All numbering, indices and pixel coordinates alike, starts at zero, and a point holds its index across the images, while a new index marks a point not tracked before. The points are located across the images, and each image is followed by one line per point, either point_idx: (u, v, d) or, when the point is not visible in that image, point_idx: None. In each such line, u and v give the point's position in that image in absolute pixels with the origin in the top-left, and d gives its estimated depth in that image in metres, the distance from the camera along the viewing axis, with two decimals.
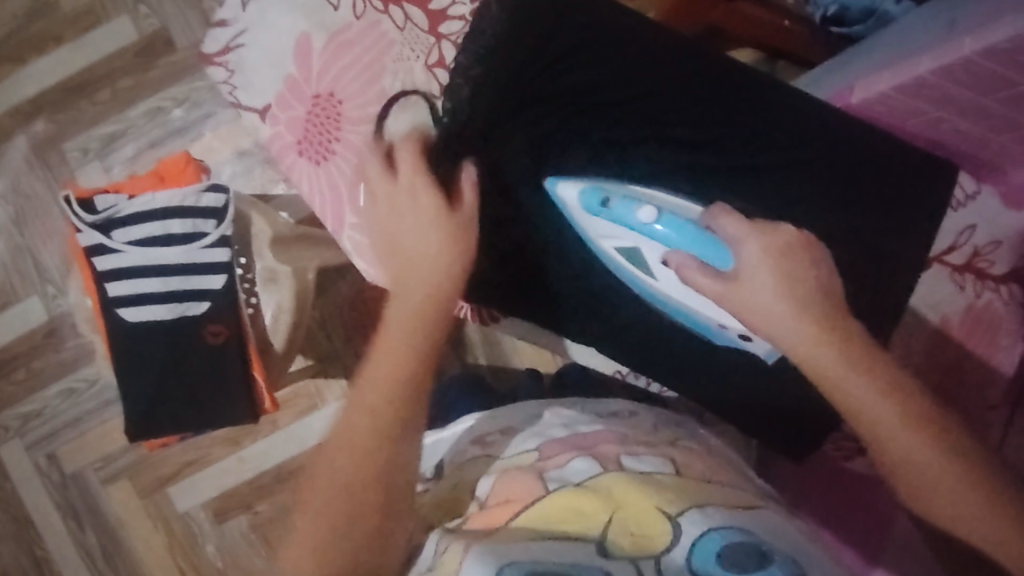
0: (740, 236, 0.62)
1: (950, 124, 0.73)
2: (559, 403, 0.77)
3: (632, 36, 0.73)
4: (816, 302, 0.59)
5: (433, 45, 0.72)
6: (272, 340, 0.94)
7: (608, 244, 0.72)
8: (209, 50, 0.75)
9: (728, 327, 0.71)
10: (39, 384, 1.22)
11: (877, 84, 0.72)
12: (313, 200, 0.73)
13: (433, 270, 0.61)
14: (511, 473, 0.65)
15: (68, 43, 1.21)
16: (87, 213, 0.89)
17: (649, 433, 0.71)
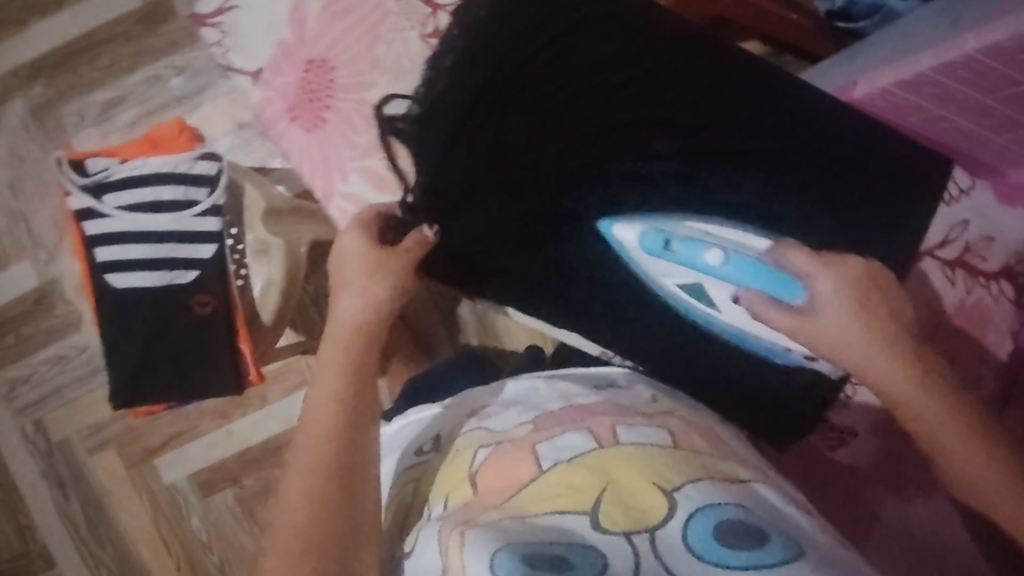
0: (808, 271, 0.65)
1: (950, 122, 0.73)
2: (560, 374, 0.78)
3: (630, 16, 0.70)
4: (900, 340, 0.60)
5: (430, 16, 0.71)
6: (261, 313, 0.93)
7: (670, 282, 0.75)
8: (203, 11, 0.75)
9: (793, 349, 0.73)
10: (29, 349, 1.22)
11: (880, 81, 0.71)
12: (301, 167, 0.73)
13: (364, 301, 0.65)
14: (504, 448, 0.65)
15: (70, 7, 1.20)
16: (78, 175, 0.90)
17: (645, 403, 0.70)
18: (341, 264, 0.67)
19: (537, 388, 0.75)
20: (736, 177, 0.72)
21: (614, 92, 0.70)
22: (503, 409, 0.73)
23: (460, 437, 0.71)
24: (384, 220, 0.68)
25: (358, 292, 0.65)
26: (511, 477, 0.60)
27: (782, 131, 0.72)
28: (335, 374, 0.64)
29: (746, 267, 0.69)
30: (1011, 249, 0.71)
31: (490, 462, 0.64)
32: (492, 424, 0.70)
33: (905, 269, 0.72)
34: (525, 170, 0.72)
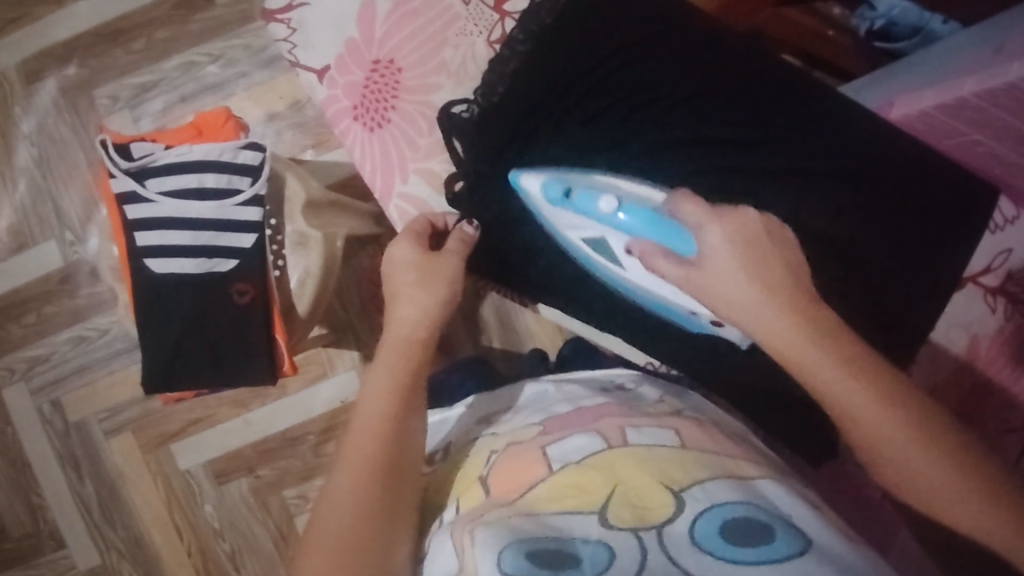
0: (699, 221, 0.59)
1: (987, 148, 0.74)
2: (567, 377, 0.80)
3: (691, 31, 0.69)
4: (781, 284, 0.55)
5: (498, 21, 0.69)
6: (296, 303, 0.94)
7: (574, 236, 0.68)
8: (272, 5, 0.71)
9: (698, 313, 0.67)
10: (50, 328, 1.22)
11: (919, 103, 0.73)
12: (363, 165, 0.71)
13: (415, 312, 0.66)
14: (515, 448, 0.67)
15: None
16: (122, 160, 0.89)
17: (652, 403, 0.71)
18: (393, 273, 0.67)
19: (546, 391, 0.76)
20: (793, 197, 0.70)
21: (672, 108, 0.69)
22: (515, 413, 0.74)
23: (473, 445, 0.72)
24: (430, 226, 0.68)
25: (412, 302, 0.66)
26: (524, 480, 0.62)
27: (839, 155, 0.71)
28: (388, 376, 0.63)
29: (643, 216, 0.62)
30: None
31: (500, 468, 0.65)
32: (502, 428, 0.72)
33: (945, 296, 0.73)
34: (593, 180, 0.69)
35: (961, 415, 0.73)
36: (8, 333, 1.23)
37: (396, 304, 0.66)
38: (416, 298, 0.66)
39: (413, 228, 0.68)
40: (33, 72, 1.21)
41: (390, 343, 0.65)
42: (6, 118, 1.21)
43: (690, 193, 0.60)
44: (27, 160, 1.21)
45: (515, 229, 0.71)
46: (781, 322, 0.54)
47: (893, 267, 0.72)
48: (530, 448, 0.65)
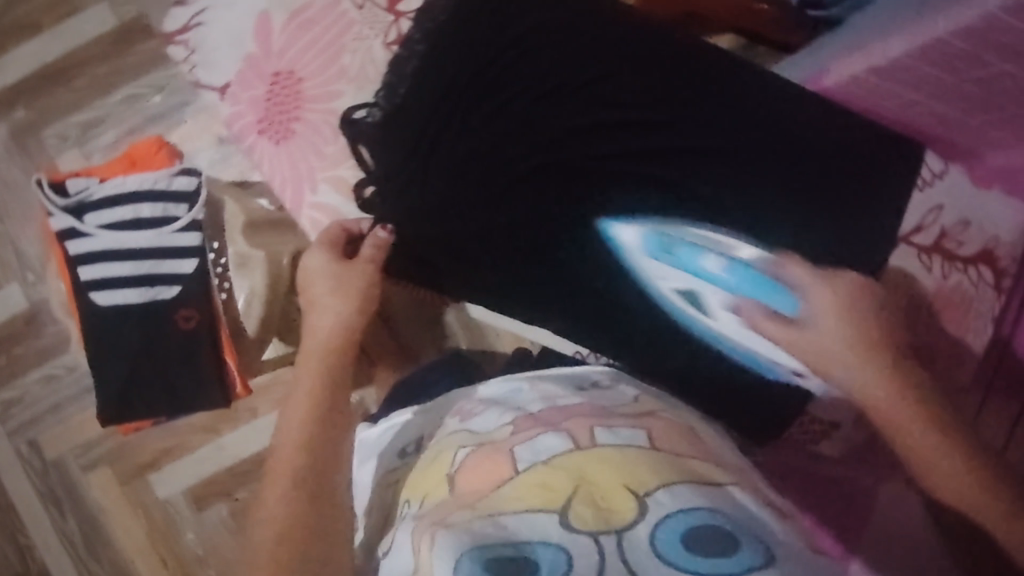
0: (803, 282, 0.68)
1: (926, 107, 0.73)
2: (544, 374, 0.75)
3: (590, 18, 0.69)
4: (870, 331, 0.65)
5: (393, 23, 0.71)
6: (245, 324, 0.93)
7: (665, 287, 0.73)
8: (172, 27, 0.77)
9: (780, 362, 0.72)
10: (20, 370, 1.22)
11: (851, 68, 0.72)
12: (271, 179, 0.73)
13: (331, 316, 0.68)
14: (484, 449, 0.62)
15: (48, 31, 1.21)
16: (58, 197, 0.90)
17: (625, 404, 0.68)
18: (308, 282, 0.70)
19: (521, 390, 0.72)
20: (711, 177, 0.71)
21: (575, 97, 0.69)
22: (486, 408, 0.70)
23: (439, 439, 0.68)
24: (343, 234, 0.70)
25: (327, 309, 0.68)
26: (485, 476, 0.58)
27: (753, 127, 0.70)
28: (310, 381, 0.65)
29: (748, 276, 0.70)
30: (985, 233, 0.73)
31: (467, 466, 0.60)
32: (474, 425, 0.67)
33: (875, 257, 0.73)
34: (507, 177, 0.69)
35: None
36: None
37: (314, 308, 0.69)
38: (329, 303, 0.68)
39: (333, 236, 0.70)
40: None
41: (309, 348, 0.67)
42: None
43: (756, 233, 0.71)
44: None
45: (433, 234, 0.69)
46: (869, 365, 0.63)
47: (820, 235, 0.72)
48: (501, 445, 0.61)
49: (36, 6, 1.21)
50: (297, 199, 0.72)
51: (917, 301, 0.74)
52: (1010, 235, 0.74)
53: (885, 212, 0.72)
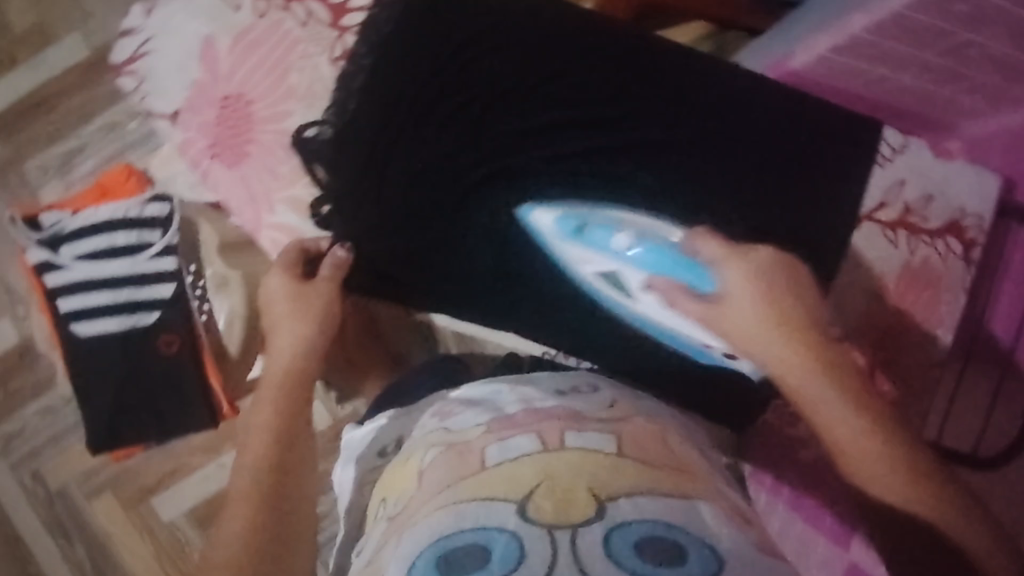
0: (718, 259, 0.64)
1: (890, 78, 0.80)
2: (526, 377, 0.71)
3: (534, 18, 0.70)
4: (791, 313, 0.61)
5: (337, 38, 0.71)
6: (228, 347, 0.91)
7: (586, 270, 0.72)
8: (116, 58, 0.75)
9: (712, 346, 0.70)
10: (18, 403, 1.19)
11: (818, 48, 0.79)
12: (229, 202, 0.73)
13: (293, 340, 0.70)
14: (452, 449, 0.60)
15: (22, 64, 1.16)
16: (34, 231, 0.91)
17: (599, 408, 0.64)
18: (271, 306, 0.71)
19: (500, 391, 0.67)
20: (665, 168, 0.71)
21: (523, 99, 0.70)
22: (461, 410, 0.66)
23: (415, 437, 0.66)
24: (302, 253, 0.71)
25: (289, 332, 0.70)
26: (451, 473, 0.57)
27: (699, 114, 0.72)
28: (272, 406, 0.67)
29: (659, 254, 0.67)
30: (950, 205, 0.74)
31: (434, 467, 0.59)
32: (451, 423, 0.64)
33: (839, 239, 0.73)
34: (461, 178, 0.69)
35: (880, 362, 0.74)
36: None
37: (277, 329, 0.70)
38: (287, 328, 0.70)
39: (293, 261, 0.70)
40: None
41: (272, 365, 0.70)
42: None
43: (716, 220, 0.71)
44: None
45: (389, 246, 0.70)
46: (797, 361, 0.59)
47: (774, 217, 0.72)
48: (473, 445, 0.59)
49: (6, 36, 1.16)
50: (252, 216, 0.72)
51: (885, 281, 0.74)
52: (975, 205, 0.74)
53: (835, 193, 0.73)
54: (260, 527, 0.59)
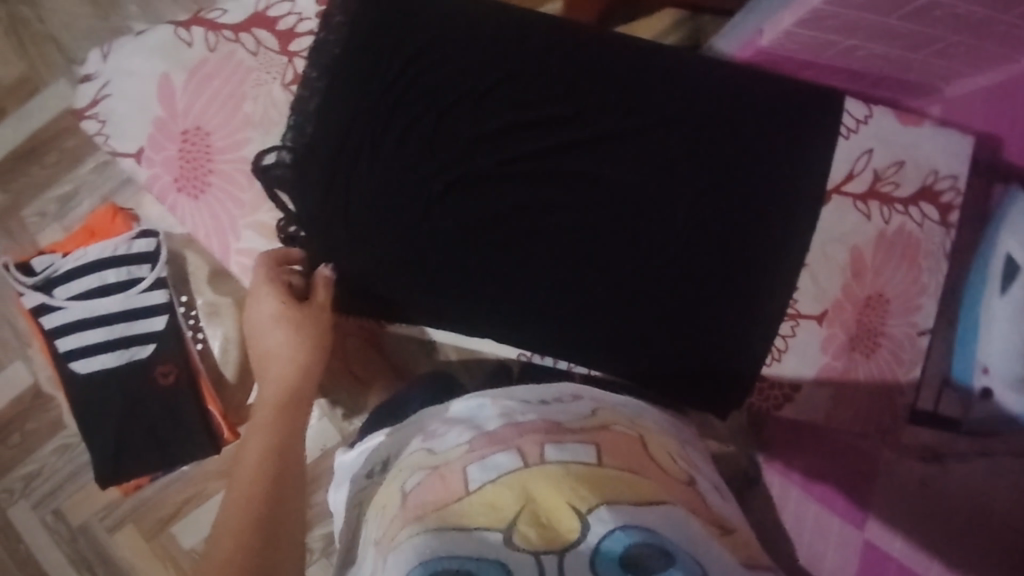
0: None
1: (864, 49, 0.84)
2: (504, 391, 0.68)
3: (483, 23, 0.72)
4: None
5: (288, 64, 0.73)
6: (223, 371, 0.99)
7: (1008, 244, 0.78)
8: (79, 105, 0.74)
9: (987, 371, 0.76)
10: (36, 445, 1.10)
11: (783, 24, 0.81)
12: (198, 233, 0.73)
13: (286, 365, 0.68)
14: (433, 472, 0.55)
15: (11, 116, 1.07)
16: (26, 277, 0.93)
17: (579, 417, 0.61)
18: (259, 332, 0.69)
19: (482, 405, 0.64)
20: (623, 159, 0.73)
21: (480, 104, 0.71)
22: (445, 430, 0.62)
23: (402, 460, 0.62)
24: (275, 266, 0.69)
25: (283, 355, 0.68)
26: (431, 501, 0.52)
27: (654, 107, 0.74)
28: (264, 434, 0.63)
29: None
30: (921, 170, 0.75)
31: (415, 493, 0.54)
32: (435, 444, 0.60)
33: (809, 213, 0.74)
34: (427, 191, 0.70)
35: (867, 336, 0.75)
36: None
37: (266, 354, 0.68)
38: (276, 351, 0.68)
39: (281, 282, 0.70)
40: None
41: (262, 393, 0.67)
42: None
43: (684, 205, 0.73)
44: None
45: (359, 261, 0.71)
46: None
47: (739, 196, 0.73)
48: (453, 467, 0.55)
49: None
50: (225, 241, 0.73)
51: (860, 253, 0.74)
52: (947, 168, 0.76)
53: None
54: (248, 542, 0.55)
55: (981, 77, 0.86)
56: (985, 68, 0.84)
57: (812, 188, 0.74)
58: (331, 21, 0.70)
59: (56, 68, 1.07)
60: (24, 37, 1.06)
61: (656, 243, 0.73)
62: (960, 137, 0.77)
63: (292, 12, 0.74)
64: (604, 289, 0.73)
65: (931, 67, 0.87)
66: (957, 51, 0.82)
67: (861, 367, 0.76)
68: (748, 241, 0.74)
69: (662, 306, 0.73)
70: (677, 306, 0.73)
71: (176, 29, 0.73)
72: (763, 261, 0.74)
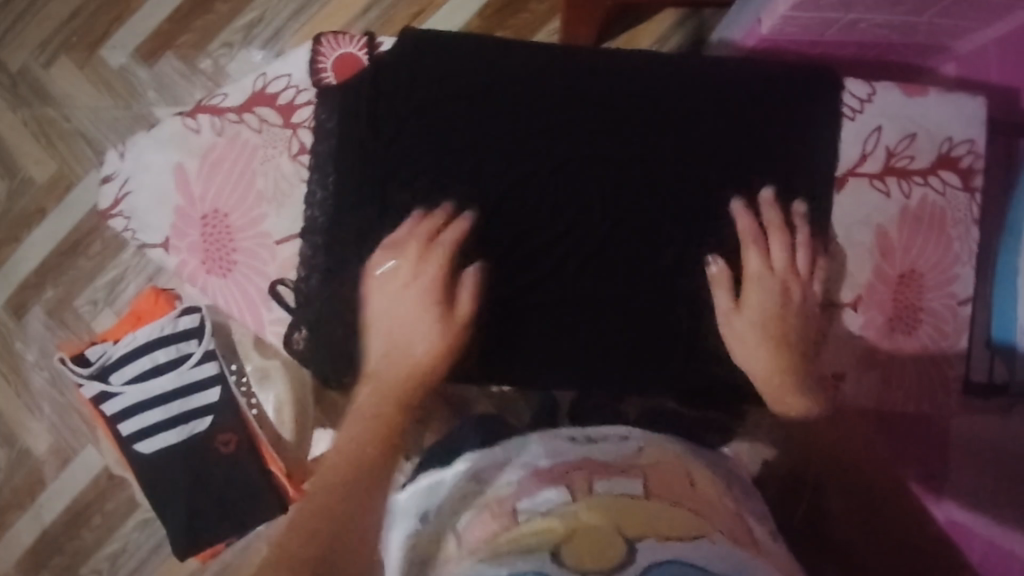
0: None
1: (865, 21, 0.82)
2: (555, 430, 0.66)
3: (471, 63, 0.73)
4: None
5: (292, 135, 0.76)
6: (283, 432, 0.99)
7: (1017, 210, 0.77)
8: (103, 207, 0.78)
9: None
10: (116, 524, 1.13)
11: (778, 10, 0.79)
12: (232, 311, 0.76)
13: (409, 315, 0.69)
14: (486, 510, 0.55)
15: (53, 212, 1.12)
16: (82, 367, 0.97)
17: (625, 454, 0.60)
18: (379, 307, 0.69)
19: (529, 445, 0.63)
20: (632, 173, 0.73)
21: (482, 145, 0.72)
22: (494, 471, 0.61)
23: (454, 501, 0.60)
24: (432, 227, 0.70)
25: (402, 300, 0.69)
26: (481, 536, 0.52)
27: (651, 122, 0.74)
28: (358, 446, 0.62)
29: None
30: (936, 139, 0.75)
31: (469, 532, 0.54)
32: (487, 481, 0.60)
33: (823, 201, 0.74)
34: (434, 229, 0.70)
35: (908, 315, 0.74)
36: (80, 543, 1.13)
37: (391, 320, 0.69)
38: (404, 298, 0.69)
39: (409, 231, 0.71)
40: (14, 307, 1.12)
41: (382, 375, 0.67)
42: (2, 351, 1.12)
43: (702, 209, 0.73)
44: (43, 383, 1.12)
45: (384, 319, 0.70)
46: None
47: (755, 191, 0.73)
48: (503, 503, 0.55)
49: (33, 193, 1.12)
50: (257, 314, 0.75)
51: (886, 233, 0.74)
52: (962, 133, 0.75)
53: None
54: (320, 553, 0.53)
55: (989, 30, 0.83)
56: (992, 21, 0.81)
57: (818, 179, 0.74)
58: (338, 92, 0.75)
59: (85, 159, 1.11)
60: (52, 136, 1.11)
61: (675, 255, 0.73)
62: (970, 99, 0.76)
63: (289, 86, 0.77)
64: (635, 304, 0.73)
65: (937, 27, 0.84)
66: (961, 8, 0.79)
67: (905, 346, 0.75)
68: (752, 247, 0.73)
69: (695, 312, 0.73)
70: (708, 309, 0.73)
71: (182, 120, 0.77)
72: (790, 253, 0.72)
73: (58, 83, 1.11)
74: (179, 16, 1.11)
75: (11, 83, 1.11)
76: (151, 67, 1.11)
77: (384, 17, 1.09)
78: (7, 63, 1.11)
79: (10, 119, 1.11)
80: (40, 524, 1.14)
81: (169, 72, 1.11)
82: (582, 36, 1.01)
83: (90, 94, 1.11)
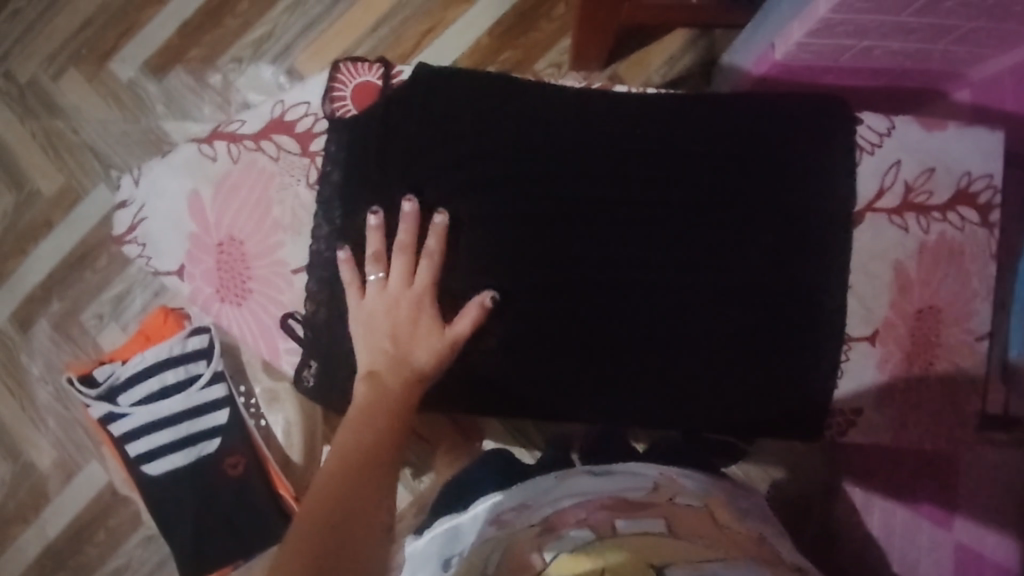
0: None
1: (878, 47, 0.81)
2: (575, 469, 0.66)
3: (491, 98, 0.74)
4: None
5: (309, 164, 0.78)
6: (290, 454, 1.01)
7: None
8: (118, 232, 0.80)
9: None
10: (119, 539, 1.12)
11: (791, 38, 0.79)
12: (245, 339, 0.77)
13: (389, 325, 0.69)
14: (515, 543, 0.54)
15: (60, 225, 1.11)
16: (89, 388, 0.95)
17: (645, 492, 0.60)
18: (363, 323, 0.70)
19: (550, 486, 0.63)
20: (648, 205, 0.73)
21: (499, 177, 0.72)
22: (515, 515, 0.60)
23: (473, 545, 0.59)
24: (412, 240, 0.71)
25: (382, 309, 0.70)
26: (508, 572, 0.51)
27: (667, 153, 0.73)
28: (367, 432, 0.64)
29: None
30: (953, 174, 0.75)
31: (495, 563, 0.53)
32: (508, 523, 0.59)
33: (845, 234, 0.73)
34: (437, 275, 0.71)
35: (925, 348, 0.74)
36: (83, 559, 1.12)
37: (374, 326, 0.70)
38: (384, 308, 0.70)
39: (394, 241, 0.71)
40: (19, 320, 1.11)
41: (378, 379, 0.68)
42: (8, 364, 1.12)
43: (719, 242, 0.72)
44: (48, 397, 1.12)
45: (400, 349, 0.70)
46: None
47: (773, 222, 0.73)
48: (527, 543, 0.53)
49: (39, 206, 1.11)
50: (271, 342, 0.76)
51: (905, 268, 0.74)
52: (980, 167, 0.75)
53: None
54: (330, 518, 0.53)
55: (1003, 57, 0.83)
56: (1006, 49, 0.81)
57: (834, 212, 0.73)
58: (358, 126, 0.76)
59: (92, 172, 1.10)
60: (61, 149, 1.11)
61: (690, 287, 0.72)
62: (989, 134, 0.76)
63: (308, 113, 0.79)
64: (652, 336, 0.72)
65: (952, 55, 0.84)
66: (977, 35, 0.79)
67: (923, 378, 0.75)
68: (774, 289, 0.72)
69: (714, 345, 0.72)
70: (726, 341, 0.72)
71: (200, 147, 0.79)
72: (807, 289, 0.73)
73: (67, 96, 1.11)
74: (190, 31, 1.10)
75: (21, 96, 1.11)
76: (160, 81, 1.10)
77: (394, 34, 1.09)
78: (18, 75, 1.11)
79: (19, 132, 1.11)
80: (44, 538, 1.13)
81: (179, 86, 1.10)
82: (593, 56, 1.01)
83: (99, 107, 1.11)
